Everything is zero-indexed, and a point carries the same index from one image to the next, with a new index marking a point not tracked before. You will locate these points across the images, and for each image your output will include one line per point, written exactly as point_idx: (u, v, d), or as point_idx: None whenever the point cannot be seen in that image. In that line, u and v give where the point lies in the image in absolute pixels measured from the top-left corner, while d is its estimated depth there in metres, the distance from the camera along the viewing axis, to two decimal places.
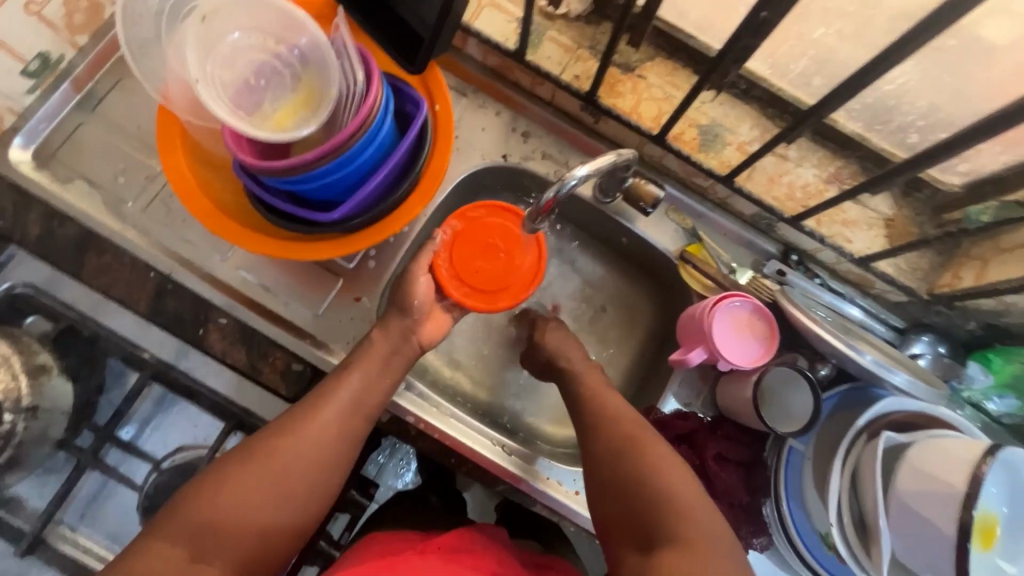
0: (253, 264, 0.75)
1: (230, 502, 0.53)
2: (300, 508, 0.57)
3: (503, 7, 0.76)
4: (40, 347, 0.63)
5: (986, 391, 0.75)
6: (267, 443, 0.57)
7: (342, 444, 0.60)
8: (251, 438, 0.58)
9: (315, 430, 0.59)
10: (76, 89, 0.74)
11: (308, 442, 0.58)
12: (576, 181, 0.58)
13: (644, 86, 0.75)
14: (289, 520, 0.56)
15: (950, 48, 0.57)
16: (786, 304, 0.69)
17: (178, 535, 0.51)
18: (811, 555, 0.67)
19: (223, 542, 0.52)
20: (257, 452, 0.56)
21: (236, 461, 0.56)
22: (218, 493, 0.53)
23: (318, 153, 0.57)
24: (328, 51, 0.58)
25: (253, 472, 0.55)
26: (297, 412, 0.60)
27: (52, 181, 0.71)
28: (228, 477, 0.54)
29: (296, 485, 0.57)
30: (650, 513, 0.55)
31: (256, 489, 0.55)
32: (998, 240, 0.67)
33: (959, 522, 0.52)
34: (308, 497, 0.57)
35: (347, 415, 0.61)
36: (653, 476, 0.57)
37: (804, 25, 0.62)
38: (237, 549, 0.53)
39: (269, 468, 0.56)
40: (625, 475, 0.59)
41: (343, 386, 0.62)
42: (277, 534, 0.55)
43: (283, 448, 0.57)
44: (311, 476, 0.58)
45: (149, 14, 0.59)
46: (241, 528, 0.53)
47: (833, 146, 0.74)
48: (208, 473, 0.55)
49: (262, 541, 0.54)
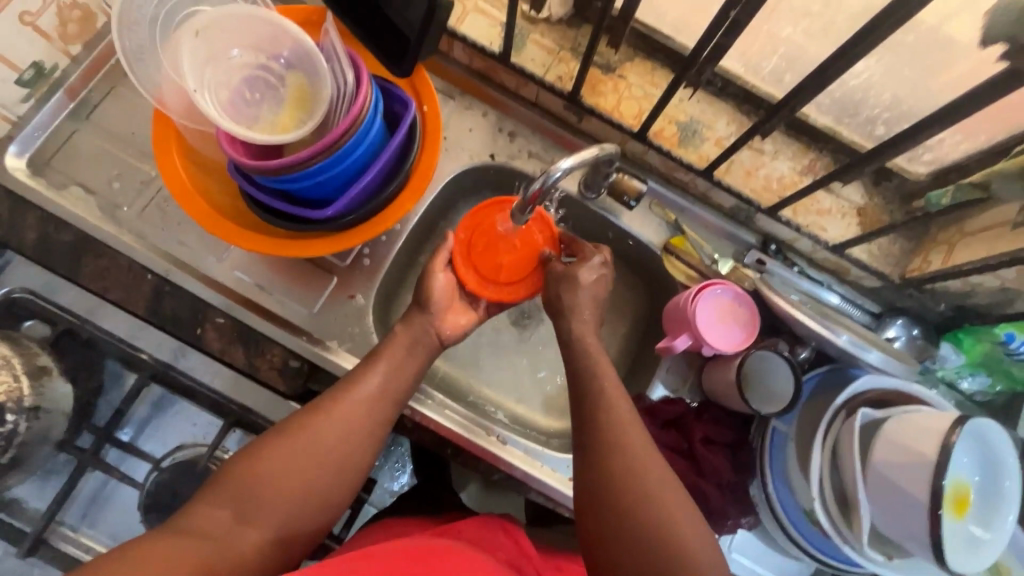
0: (248, 265, 0.76)
1: (269, 471, 0.55)
2: (336, 482, 0.58)
3: (487, 12, 0.79)
4: (39, 348, 0.64)
5: (958, 370, 0.78)
6: (305, 418, 0.59)
7: (374, 423, 0.61)
8: (290, 413, 0.60)
9: (349, 408, 0.60)
10: (70, 97, 0.76)
11: (339, 419, 0.59)
12: (561, 173, 0.58)
13: (625, 85, 0.78)
14: (325, 493, 0.57)
15: (908, 43, 0.60)
16: (766, 290, 0.71)
17: (224, 499, 0.53)
18: (795, 530, 0.69)
19: (263, 509, 0.54)
20: (295, 425, 0.58)
21: (276, 433, 0.58)
22: (259, 463, 0.55)
23: (312, 151, 0.59)
24: (320, 60, 0.61)
25: (292, 444, 0.57)
26: (330, 392, 0.62)
27: (48, 188, 0.73)
28: (268, 448, 0.56)
29: (331, 459, 0.58)
30: (631, 518, 0.54)
31: (294, 462, 0.56)
32: (963, 225, 0.71)
33: (931, 489, 0.55)
34: (342, 472, 0.58)
35: (377, 396, 0.63)
36: (644, 482, 0.56)
37: (774, 24, 0.66)
38: (275, 518, 0.54)
39: (307, 442, 0.57)
40: (613, 471, 0.57)
41: (374, 369, 0.64)
42: (313, 505, 0.57)
43: (319, 424, 0.58)
44: (345, 452, 0.59)
45: (143, 22, 0.60)
46: (279, 496, 0.55)
47: (806, 139, 0.78)
48: (251, 443, 0.57)
49: (299, 511, 0.56)
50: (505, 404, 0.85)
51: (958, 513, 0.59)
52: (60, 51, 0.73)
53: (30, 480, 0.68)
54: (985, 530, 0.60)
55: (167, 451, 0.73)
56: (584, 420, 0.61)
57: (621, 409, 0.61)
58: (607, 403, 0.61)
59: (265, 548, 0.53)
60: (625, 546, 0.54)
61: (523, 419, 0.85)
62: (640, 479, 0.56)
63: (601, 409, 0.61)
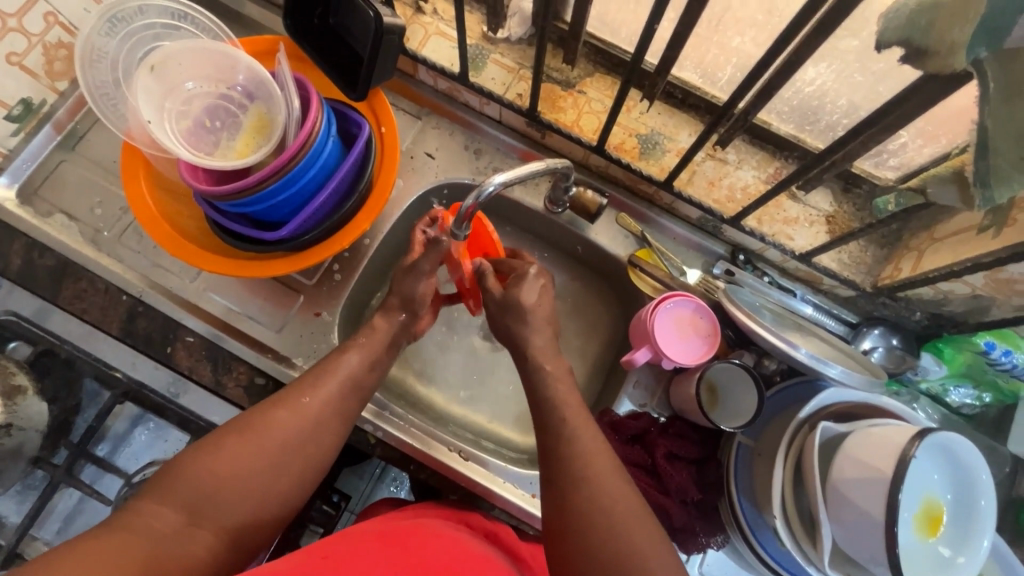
0: (220, 286, 0.78)
1: (224, 469, 0.55)
2: (292, 483, 0.59)
3: (448, 34, 0.80)
4: (17, 368, 0.68)
5: (943, 381, 0.75)
6: (265, 415, 0.60)
7: (334, 422, 0.63)
8: (245, 412, 0.60)
9: (309, 410, 0.61)
10: (57, 130, 0.80)
11: (303, 417, 0.61)
12: (493, 188, 0.60)
13: (585, 100, 0.79)
14: (280, 491, 0.58)
15: (854, 48, 0.58)
16: (728, 305, 0.70)
17: (173, 499, 0.53)
18: (765, 551, 0.66)
19: (215, 510, 0.54)
20: (253, 424, 0.59)
21: (230, 431, 0.58)
22: (215, 461, 0.55)
23: (263, 175, 0.61)
24: (273, 85, 0.64)
25: (249, 442, 0.57)
26: (292, 390, 0.62)
27: (34, 216, 0.77)
28: (223, 448, 0.56)
29: (289, 457, 0.59)
30: (580, 517, 0.54)
31: (251, 462, 0.56)
32: (933, 231, 0.67)
33: (886, 507, 0.53)
34: (299, 474, 0.59)
35: (337, 397, 0.64)
36: (598, 482, 0.56)
37: (722, 34, 0.65)
38: (228, 516, 0.55)
39: (263, 441, 0.58)
40: (567, 478, 0.57)
41: (335, 375, 0.65)
42: (267, 503, 0.57)
43: (279, 423, 0.59)
44: (303, 453, 0.60)
45: (107, 60, 0.64)
46: (233, 496, 0.55)
47: (770, 147, 0.75)
48: (204, 441, 0.57)
49: (254, 509, 0.56)
50: (477, 420, 0.84)
51: (928, 532, 0.57)
52: (47, 87, 0.77)
53: (7, 496, 0.71)
54: (956, 551, 0.57)
55: (139, 467, 0.75)
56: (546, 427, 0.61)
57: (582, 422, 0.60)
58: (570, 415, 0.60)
59: (218, 546, 0.53)
60: (580, 546, 0.53)
61: (493, 436, 0.84)
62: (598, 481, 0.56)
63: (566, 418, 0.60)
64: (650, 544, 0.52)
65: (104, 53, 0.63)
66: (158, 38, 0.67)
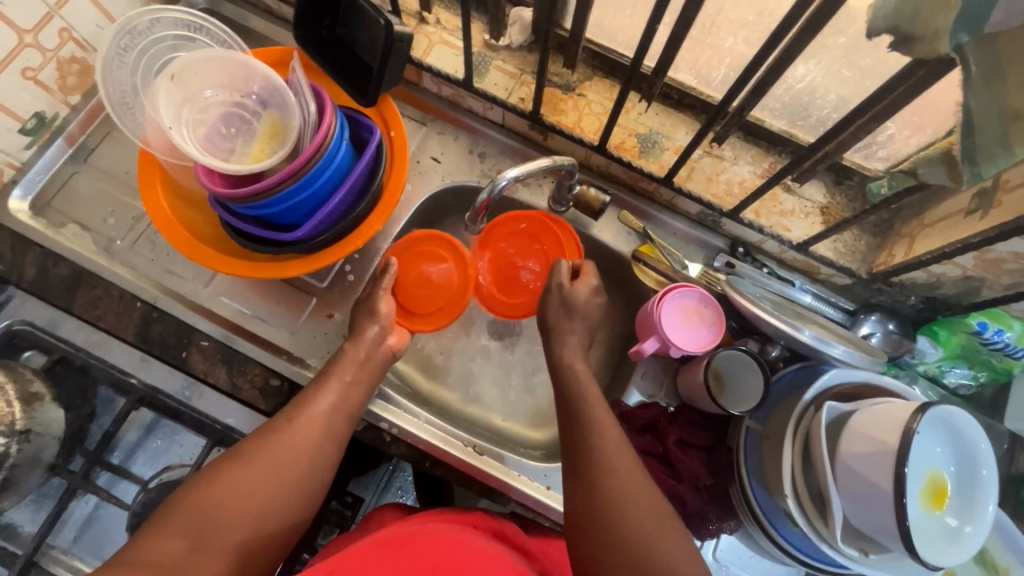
0: (233, 291, 0.80)
1: (225, 496, 0.56)
2: (292, 502, 0.60)
3: (452, 43, 0.83)
4: (34, 376, 0.68)
5: (939, 363, 0.78)
6: (258, 441, 0.61)
7: (329, 440, 0.64)
8: (240, 441, 0.61)
9: (301, 431, 0.62)
10: (69, 143, 0.81)
11: (296, 438, 0.62)
12: (506, 182, 0.63)
13: (585, 103, 0.82)
14: (281, 513, 0.59)
15: (840, 45, 0.62)
16: (731, 292, 0.72)
17: (177, 529, 0.53)
18: (778, 534, 0.67)
19: (220, 534, 0.54)
20: (248, 450, 0.60)
21: (227, 460, 0.59)
22: (213, 489, 0.56)
23: (279, 177, 0.63)
24: (286, 92, 0.66)
25: (246, 467, 0.58)
26: (282, 415, 0.64)
27: (47, 227, 0.78)
28: (221, 476, 0.57)
29: (288, 478, 0.60)
30: (598, 497, 0.57)
31: (250, 487, 0.57)
32: (924, 218, 0.69)
33: (895, 477, 0.55)
34: (298, 494, 0.60)
35: (331, 415, 0.65)
36: (612, 469, 0.58)
37: (715, 36, 0.69)
38: (232, 542, 0.55)
39: (260, 465, 0.59)
40: (583, 463, 0.60)
41: (329, 386, 0.67)
42: (270, 523, 0.58)
43: (273, 446, 0.60)
44: (301, 472, 0.61)
45: (125, 70, 0.66)
46: (235, 522, 0.56)
47: (765, 143, 0.78)
48: (201, 473, 0.58)
49: (257, 531, 0.57)
50: (487, 418, 0.86)
51: (934, 505, 0.58)
52: (60, 101, 0.78)
53: (23, 506, 0.71)
54: (963, 521, 0.59)
55: (155, 472, 0.76)
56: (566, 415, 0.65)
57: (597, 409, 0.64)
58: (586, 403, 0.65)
59: (226, 571, 0.54)
60: (599, 550, 0.54)
61: (505, 432, 0.85)
62: (608, 459, 0.59)
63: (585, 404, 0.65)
64: (658, 530, 0.54)
65: (123, 63, 0.66)
66: (173, 50, 0.70)
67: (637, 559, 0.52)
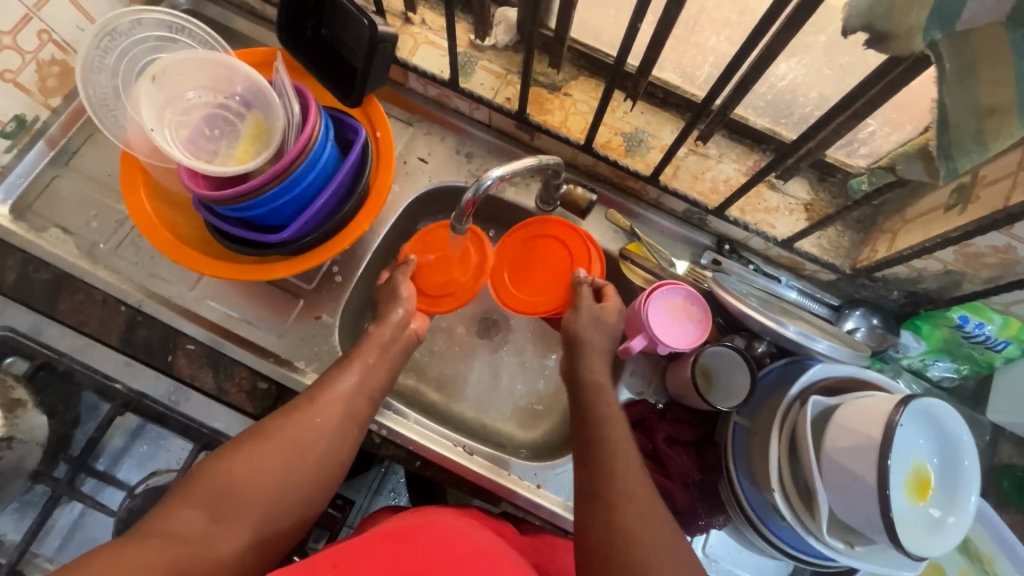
0: (219, 294, 0.79)
1: (247, 471, 0.57)
2: (312, 481, 0.60)
3: (437, 43, 0.83)
4: (16, 382, 0.67)
5: (922, 357, 0.79)
6: (282, 418, 0.61)
7: (349, 423, 0.64)
8: (263, 418, 0.62)
9: (324, 410, 0.62)
10: (50, 146, 0.80)
11: (318, 417, 0.62)
12: (491, 181, 0.63)
13: (571, 102, 0.82)
14: (303, 490, 0.59)
15: (820, 43, 0.65)
16: (718, 289, 0.73)
17: (199, 501, 0.54)
18: (766, 528, 0.68)
19: (241, 508, 0.55)
20: (271, 428, 0.60)
21: (252, 436, 0.59)
22: (236, 463, 0.57)
23: (263, 179, 0.63)
24: (270, 93, 0.66)
25: (268, 444, 0.59)
26: (306, 394, 0.64)
27: (28, 231, 0.77)
28: (244, 451, 0.58)
29: (310, 457, 0.60)
30: (604, 484, 0.59)
31: (271, 464, 0.58)
32: (905, 213, 0.70)
33: (878, 468, 0.55)
34: (319, 473, 0.60)
35: (353, 398, 0.65)
36: (617, 461, 0.61)
37: (698, 35, 0.70)
38: (252, 515, 0.56)
39: (283, 442, 0.59)
40: (592, 451, 0.63)
41: (349, 370, 0.66)
42: (290, 501, 0.58)
43: (295, 425, 0.61)
44: (322, 452, 0.61)
45: (105, 72, 0.66)
46: (256, 497, 0.56)
47: (748, 141, 0.78)
48: (226, 447, 0.59)
49: (279, 506, 0.57)
50: (478, 418, 0.86)
51: (918, 497, 0.59)
52: (40, 103, 0.77)
53: (6, 514, 0.70)
54: (946, 512, 0.60)
55: (141, 478, 0.75)
56: (579, 406, 0.68)
57: (608, 404, 0.67)
58: (597, 399, 0.68)
59: (245, 545, 0.54)
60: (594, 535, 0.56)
61: (495, 432, 0.85)
62: (613, 450, 0.62)
63: (596, 397, 0.68)
64: (653, 521, 0.56)
65: (103, 66, 0.65)
66: (155, 52, 0.69)
67: (627, 542, 0.55)
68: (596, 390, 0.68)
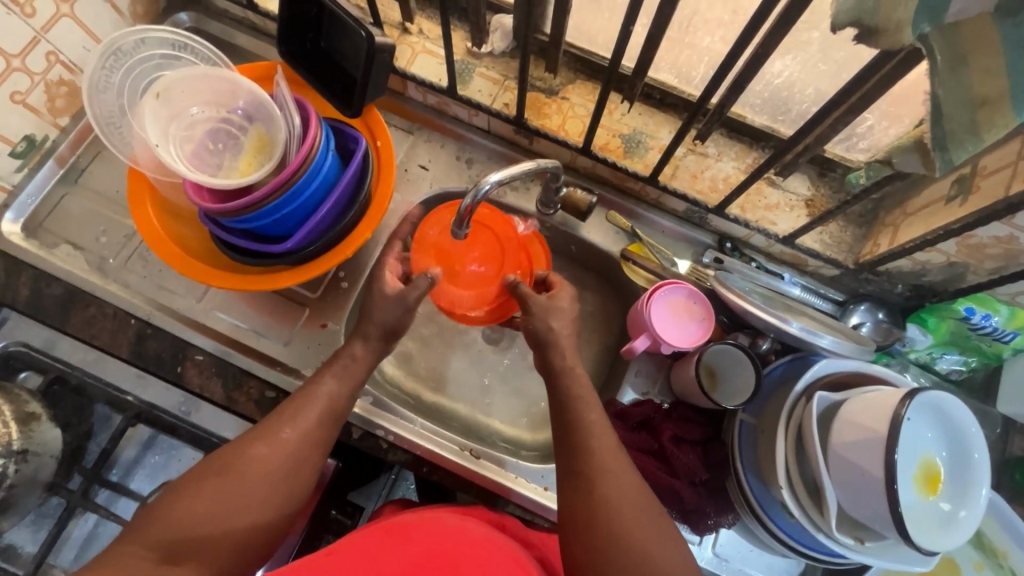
0: (226, 305, 0.80)
1: (201, 507, 0.55)
2: (269, 513, 0.58)
3: (435, 51, 0.84)
4: (29, 396, 0.69)
5: (930, 350, 0.79)
6: (240, 448, 0.59)
7: (311, 449, 0.61)
8: (222, 448, 0.60)
9: (283, 439, 0.60)
10: (59, 164, 0.82)
11: (277, 446, 0.59)
12: (489, 186, 0.63)
13: (568, 106, 0.83)
14: (263, 521, 0.57)
15: (815, 40, 0.65)
16: (719, 287, 0.73)
17: (150, 541, 0.53)
18: (775, 525, 0.67)
19: (192, 546, 0.53)
20: (228, 459, 0.58)
21: (207, 470, 0.57)
22: (189, 500, 0.55)
23: (266, 191, 0.64)
24: (272, 106, 0.67)
25: (224, 478, 0.57)
26: (267, 421, 0.62)
27: (40, 248, 0.79)
28: (197, 487, 0.56)
29: (267, 489, 0.58)
30: (586, 478, 0.58)
31: (226, 498, 0.56)
32: (906, 207, 0.70)
33: (885, 463, 0.55)
34: (276, 505, 0.58)
35: (316, 424, 0.62)
36: (594, 452, 0.59)
37: (693, 35, 0.71)
38: (207, 552, 0.54)
39: (238, 475, 0.57)
40: (570, 446, 0.61)
41: (313, 384, 0.64)
42: (245, 535, 0.56)
43: (252, 455, 0.58)
44: (280, 482, 0.59)
45: (112, 91, 0.67)
46: (210, 533, 0.54)
47: (747, 139, 0.79)
48: (183, 481, 0.57)
49: (233, 541, 0.55)
50: (485, 422, 0.86)
51: (928, 491, 0.59)
52: (49, 123, 0.79)
53: (21, 526, 0.71)
54: (957, 506, 0.59)
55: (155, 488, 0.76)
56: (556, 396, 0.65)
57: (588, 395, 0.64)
58: (574, 396, 0.64)
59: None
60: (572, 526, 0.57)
61: (502, 436, 0.85)
62: (587, 445, 0.60)
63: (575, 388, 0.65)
64: (629, 512, 0.55)
65: (109, 84, 0.67)
66: (159, 69, 0.71)
67: (598, 534, 0.55)
68: (574, 380, 0.65)
